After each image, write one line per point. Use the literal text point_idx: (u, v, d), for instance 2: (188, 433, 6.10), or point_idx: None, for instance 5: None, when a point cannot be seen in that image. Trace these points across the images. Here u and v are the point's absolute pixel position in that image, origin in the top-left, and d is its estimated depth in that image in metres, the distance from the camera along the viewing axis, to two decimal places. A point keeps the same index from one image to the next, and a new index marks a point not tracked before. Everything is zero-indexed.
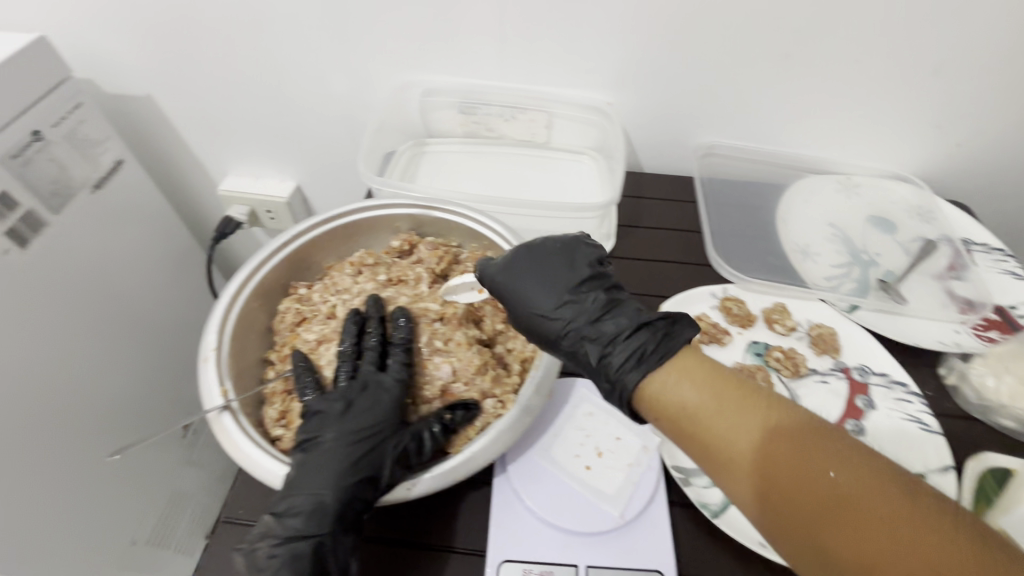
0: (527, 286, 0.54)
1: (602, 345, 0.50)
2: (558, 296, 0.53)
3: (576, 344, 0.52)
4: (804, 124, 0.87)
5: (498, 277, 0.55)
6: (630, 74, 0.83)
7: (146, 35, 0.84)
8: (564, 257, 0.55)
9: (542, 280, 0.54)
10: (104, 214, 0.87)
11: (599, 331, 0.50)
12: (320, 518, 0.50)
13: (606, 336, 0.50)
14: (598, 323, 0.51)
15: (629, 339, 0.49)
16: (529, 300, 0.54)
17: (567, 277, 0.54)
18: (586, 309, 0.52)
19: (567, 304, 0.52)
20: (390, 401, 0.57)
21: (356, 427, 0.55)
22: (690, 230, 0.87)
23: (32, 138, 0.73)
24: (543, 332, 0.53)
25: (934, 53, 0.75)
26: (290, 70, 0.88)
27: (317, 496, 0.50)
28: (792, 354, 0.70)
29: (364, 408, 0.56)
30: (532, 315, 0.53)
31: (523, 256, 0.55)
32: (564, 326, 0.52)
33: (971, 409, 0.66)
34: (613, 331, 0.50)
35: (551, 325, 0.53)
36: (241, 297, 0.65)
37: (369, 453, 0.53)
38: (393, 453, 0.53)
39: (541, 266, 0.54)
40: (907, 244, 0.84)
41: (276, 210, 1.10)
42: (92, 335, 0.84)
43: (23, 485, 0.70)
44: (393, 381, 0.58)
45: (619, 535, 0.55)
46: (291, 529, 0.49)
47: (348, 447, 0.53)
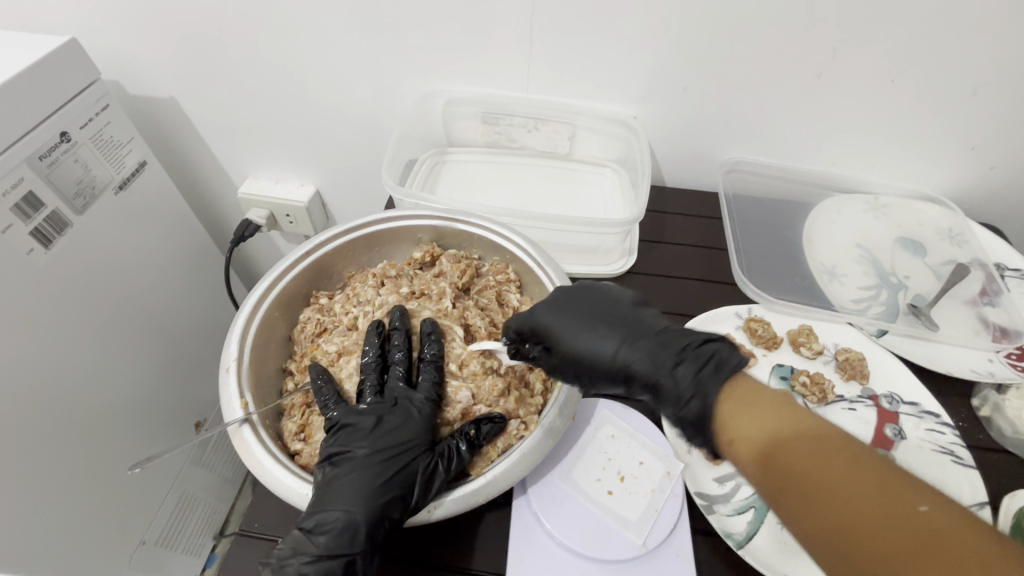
0: (570, 323, 0.55)
1: (662, 364, 0.50)
2: (601, 330, 0.54)
3: (634, 372, 0.51)
4: (833, 142, 0.85)
5: (538, 320, 0.56)
6: (657, 88, 0.82)
7: (174, 39, 0.84)
8: (593, 295, 0.58)
9: (580, 319, 0.55)
10: (127, 215, 0.87)
11: (655, 353, 0.51)
12: (353, 538, 0.49)
13: (664, 358, 0.50)
14: (652, 345, 0.52)
15: (687, 359, 0.49)
16: (575, 338, 0.54)
17: (604, 310, 0.56)
18: (635, 336, 0.53)
19: (615, 334, 0.53)
20: (420, 419, 0.57)
21: (388, 445, 0.54)
22: (714, 247, 0.86)
23: (60, 139, 0.73)
24: (592, 368, 0.53)
25: (974, 73, 0.73)
26: (314, 76, 0.88)
27: (350, 513, 0.50)
28: (819, 380, 0.69)
29: (393, 426, 0.56)
30: (581, 350, 0.54)
31: (554, 300, 0.58)
32: (618, 354, 0.52)
33: (1007, 442, 0.64)
34: (669, 353, 0.50)
35: (603, 356, 0.53)
36: (263, 306, 0.65)
37: (401, 471, 0.53)
38: (425, 473, 0.53)
39: (574, 309, 0.56)
40: (938, 268, 0.82)
41: (295, 214, 1.11)
42: (112, 336, 0.84)
43: (39, 486, 0.70)
44: (422, 399, 0.58)
45: (640, 564, 0.54)
46: (323, 548, 0.48)
47: (381, 465, 0.53)
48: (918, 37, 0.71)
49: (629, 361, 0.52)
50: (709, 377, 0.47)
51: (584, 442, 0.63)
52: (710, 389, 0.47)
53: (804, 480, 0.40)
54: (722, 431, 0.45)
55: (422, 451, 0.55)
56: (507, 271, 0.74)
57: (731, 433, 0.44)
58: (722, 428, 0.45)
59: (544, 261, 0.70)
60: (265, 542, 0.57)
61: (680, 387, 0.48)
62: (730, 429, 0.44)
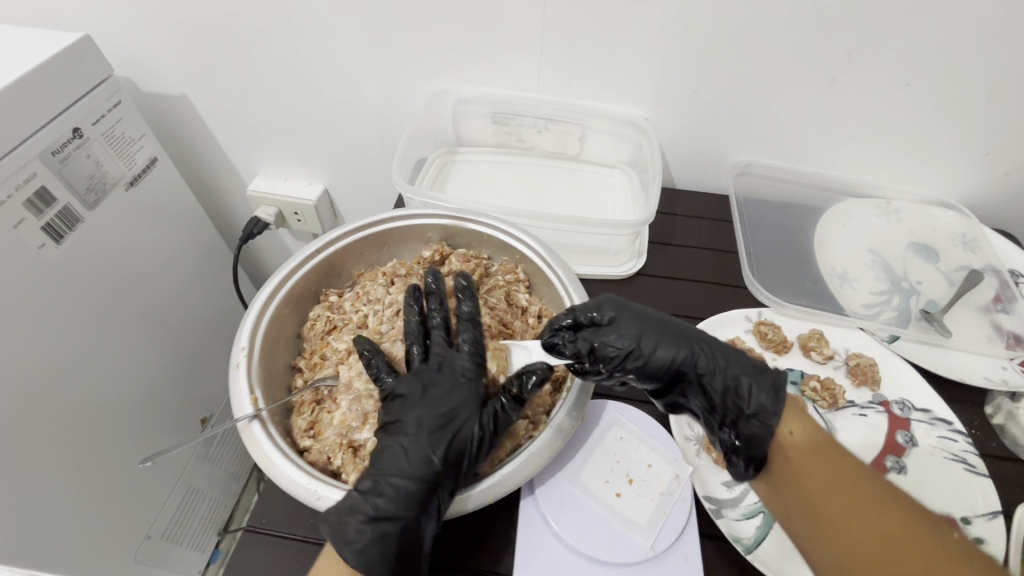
0: (643, 335, 0.57)
1: (737, 378, 0.55)
2: (675, 333, 0.57)
3: (700, 375, 0.56)
4: (845, 146, 0.85)
5: (609, 330, 0.57)
6: (667, 90, 0.82)
7: (186, 37, 0.84)
8: (647, 309, 0.60)
9: (652, 320, 0.58)
10: (137, 211, 0.88)
11: (723, 360, 0.56)
12: (408, 503, 0.49)
13: (731, 365, 0.55)
14: (721, 351, 0.57)
15: (750, 367, 0.55)
16: (651, 337, 0.57)
17: (666, 324, 0.58)
18: (705, 342, 0.57)
19: (686, 339, 0.57)
20: (470, 383, 0.55)
21: (440, 408, 0.53)
22: (724, 249, 0.86)
23: (73, 135, 0.74)
24: (660, 366, 0.56)
25: (989, 77, 0.72)
26: (325, 75, 0.88)
27: (407, 478, 0.50)
28: (830, 385, 0.68)
29: (442, 391, 0.54)
30: (655, 349, 0.56)
31: (617, 310, 0.59)
32: (690, 357, 0.56)
33: (1021, 451, 0.63)
34: (735, 361, 0.56)
35: (676, 357, 0.56)
36: (274, 303, 0.65)
37: (455, 438, 0.52)
38: (477, 438, 0.52)
39: (644, 311, 0.59)
40: (951, 274, 0.81)
41: (304, 213, 1.11)
42: (121, 331, 0.84)
43: (47, 480, 0.71)
44: (468, 360, 0.57)
45: (649, 567, 0.54)
46: (383, 511, 0.48)
47: (435, 430, 0.52)
48: (933, 40, 0.70)
49: (700, 365, 0.56)
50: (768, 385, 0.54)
51: (593, 443, 0.62)
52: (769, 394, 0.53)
53: (838, 484, 0.48)
54: (781, 424, 0.52)
55: (474, 415, 0.54)
56: (516, 270, 0.74)
57: (789, 428, 0.52)
58: (783, 422, 0.53)
59: (555, 262, 0.69)
60: (271, 538, 0.57)
61: (742, 392, 0.54)
62: (788, 424, 0.52)
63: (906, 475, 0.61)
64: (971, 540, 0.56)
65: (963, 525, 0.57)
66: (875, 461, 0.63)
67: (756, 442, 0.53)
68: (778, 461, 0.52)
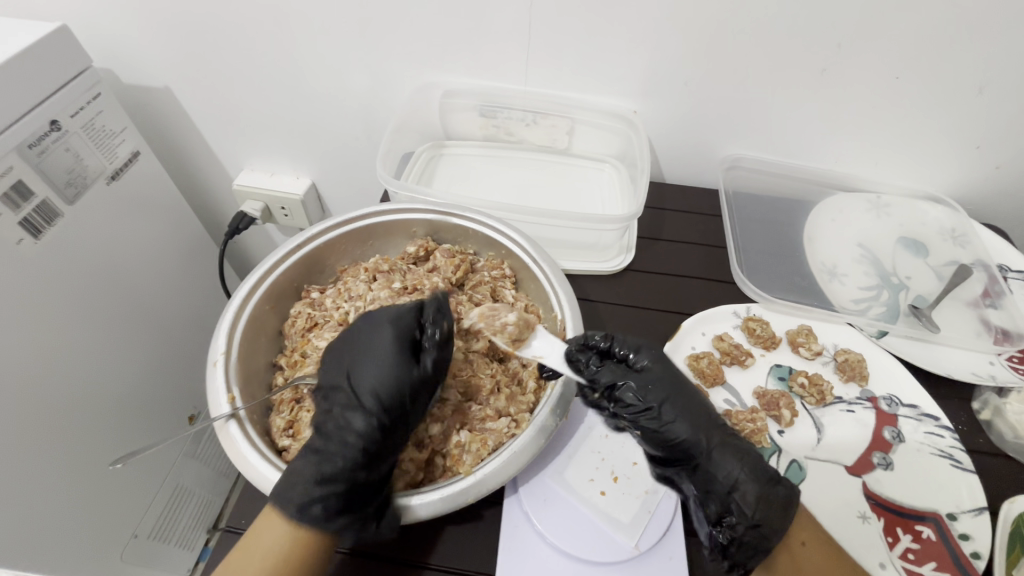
0: (664, 415, 0.54)
1: (745, 495, 0.51)
2: (702, 413, 0.55)
3: (709, 466, 0.53)
4: (838, 140, 0.84)
5: (631, 396, 0.56)
6: (657, 83, 0.81)
7: (168, 27, 0.82)
8: (686, 388, 0.57)
9: (683, 391, 0.56)
10: (119, 205, 0.86)
11: (743, 462, 0.52)
12: (356, 465, 0.50)
13: (746, 470, 0.52)
14: (741, 453, 0.53)
15: (764, 476, 0.52)
16: (674, 408, 0.55)
17: (698, 412, 0.55)
18: (729, 438, 0.54)
19: (711, 426, 0.54)
20: (389, 336, 0.56)
21: (365, 371, 0.54)
22: (713, 244, 0.85)
23: (50, 127, 0.72)
24: (670, 440, 0.54)
25: (980, 70, 0.72)
26: (311, 66, 0.86)
27: (353, 443, 0.51)
28: (818, 381, 0.67)
29: (364, 351, 0.56)
30: (670, 422, 0.54)
31: (651, 380, 0.56)
32: (706, 444, 0.53)
33: (1008, 447, 0.63)
34: (755, 465, 0.52)
35: (692, 438, 0.53)
36: (253, 299, 0.63)
37: (386, 389, 0.53)
38: (399, 387, 0.53)
39: (680, 379, 0.57)
40: (940, 268, 0.81)
41: (291, 207, 1.09)
42: (104, 328, 0.83)
43: (28, 480, 0.69)
44: (389, 316, 0.58)
45: (633, 566, 0.53)
46: (326, 475, 0.49)
47: (367, 393, 0.53)
48: (926, 33, 0.69)
49: (712, 455, 0.53)
50: (779, 499, 0.51)
51: (576, 441, 0.62)
52: (773, 516, 0.50)
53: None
54: (793, 533, 0.53)
55: (397, 367, 0.54)
56: (502, 266, 0.73)
57: (801, 538, 0.53)
58: (795, 531, 0.54)
59: (541, 258, 0.69)
60: None
61: (745, 500, 0.51)
62: (799, 534, 0.53)
63: (892, 471, 0.61)
64: (956, 536, 0.56)
65: (948, 521, 0.57)
66: (863, 457, 0.62)
67: (744, 548, 0.51)
68: (784, 567, 0.52)
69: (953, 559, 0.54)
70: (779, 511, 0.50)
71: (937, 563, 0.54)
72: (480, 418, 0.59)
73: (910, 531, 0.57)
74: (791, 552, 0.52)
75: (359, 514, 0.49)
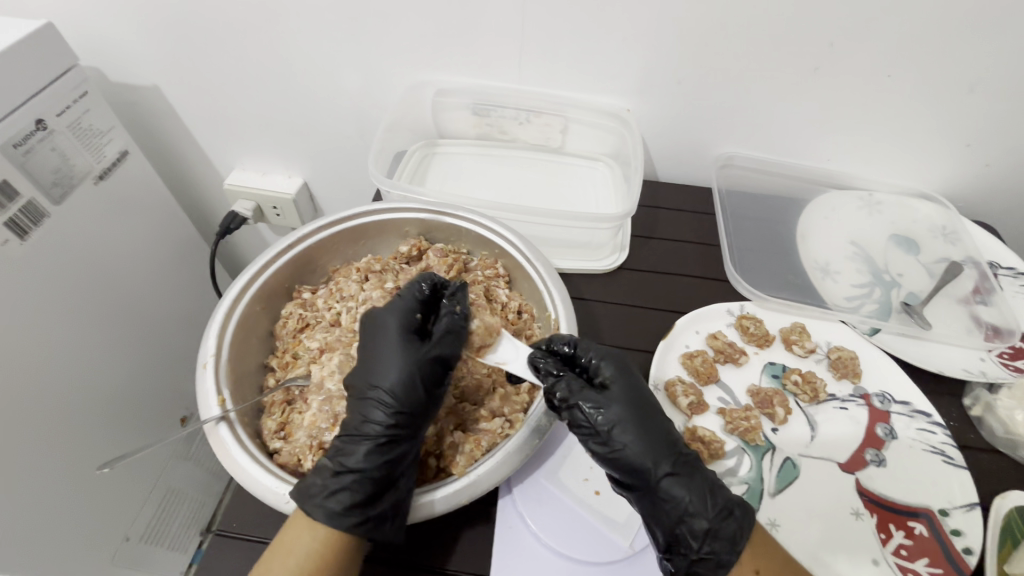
0: (617, 438, 0.52)
1: (691, 525, 0.50)
2: (655, 439, 0.52)
3: (658, 495, 0.51)
4: (831, 138, 0.84)
5: (583, 417, 0.53)
6: (651, 81, 0.81)
7: (157, 26, 0.81)
8: (642, 410, 0.54)
9: (641, 411, 0.53)
10: (107, 205, 0.85)
11: (695, 494, 0.50)
12: (368, 455, 0.51)
13: (697, 503, 0.50)
14: (693, 482, 0.51)
15: (716, 511, 0.50)
16: (628, 433, 0.52)
17: (651, 437, 0.52)
18: (683, 465, 0.52)
19: (665, 454, 0.52)
20: (394, 327, 0.56)
21: (376, 363, 0.55)
22: (707, 242, 0.85)
23: (36, 126, 0.70)
24: (621, 464, 0.52)
25: (972, 68, 0.72)
26: (302, 65, 0.86)
27: (369, 435, 0.52)
28: (811, 378, 0.68)
29: (374, 346, 0.56)
30: (621, 446, 0.52)
31: (605, 401, 0.53)
32: (657, 473, 0.51)
33: (999, 443, 0.64)
34: (708, 498, 0.50)
35: (643, 466, 0.51)
36: (243, 300, 0.63)
37: (388, 378, 0.53)
38: (407, 374, 0.53)
39: (640, 399, 0.54)
40: (931, 266, 0.82)
41: (282, 206, 1.08)
42: (93, 330, 0.82)
43: (17, 483, 0.68)
44: (392, 308, 0.58)
45: (627, 566, 0.53)
46: (347, 466, 0.51)
47: (379, 385, 0.53)
48: (917, 31, 0.69)
49: (663, 485, 0.51)
50: (727, 533, 0.49)
51: (571, 441, 0.62)
52: (724, 546, 0.49)
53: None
54: (744, 563, 0.50)
55: (399, 357, 0.54)
56: (496, 266, 0.73)
57: (754, 567, 0.50)
58: (749, 559, 0.50)
59: (535, 257, 0.68)
60: (243, 541, 0.55)
61: (694, 532, 0.50)
62: (752, 562, 0.50)
63: (885, 468, 0.61)
64: (948, 532, 0.56)
65: (940, 517, 0.57)
66: (856, 455, 0.62)
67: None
68: None
69: (945, 554, 0.55)
70: (726, 544, 0.49)
71: (930, 559, 0.54)
72: (475, 418, 0.59)
73: (903, 528, 0.57)
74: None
75: (373, 509, 0.49)
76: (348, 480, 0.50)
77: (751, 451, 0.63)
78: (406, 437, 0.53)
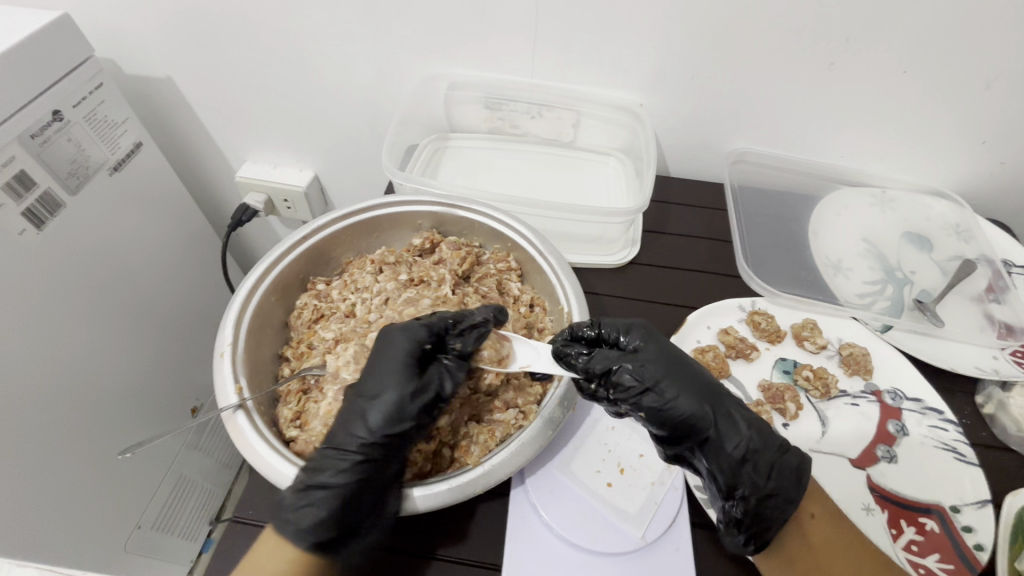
0: (670, 391, 0.52)
1: (755, 453, 0.52)
2: (697, 383, 0.53)
3: (718, 435, 0.52)
4: (845, 133, 0.84)
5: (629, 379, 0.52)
6: (665, 74, 0.80)
7: (170, 18, 0.82)
8: (676, 360, 0.54)
9: (681, 372, 0.53)
10: (120, 196, 0.85)
11: (745, 447, 0.52)
12: (340, 471, 0.50)
13: (754, 437, 0.52)
14: (739, 414, 0.53)
15: (764, 433, 0.53)
16: (674, 383, 0.52)
17: (695, 382, 0.53)
18: (726, 402, 0.53)
19: (713, 395, 0.53)
20: (399, 348, 0.54)
21: (376, 387, 0.53)
22: (719, 238, 0.85)
23: (52, 117, 0.71)
24: (677, 417, 0.51)
25: (988, 65, 0.71)
26: (315, 59, 0.86)
27: (352, 451, 0.50)
28: (823, 373, 0.68)
29: (378, 360, 0.54)
30: (675, 396, 0.52)
31: (645, 360, 0.53)
32: (712, 413, 0.52)
33: (1011, 441, 0.64)
34: (756, 450, 0.52)
35: (696, 409, 0.51)
36: (259, 290, 0.63)
37: (385, 394, 0.52)
38: (395, 403, 0.51)
39: (673, 352, 0.55)
40: (944, 263, 0.81)
41: (293, 199, 1.09)
42: (110, 323, 0.84)
43: (34, 469, 0.69)
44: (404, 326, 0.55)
45: (640, 559, 0.53)
46: (317, 481, 0.49)
47: (376, 396, 0.52)
48: (934, 26, 0.69)
49: (722, 424, 0.52)
50: (789, 466, 0.52)
51: (582, 434, 0.63)
52: (784, 471, 0.52)
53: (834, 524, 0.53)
54: (805, 506, 0.54)
55: (400, 378, 0.52)
56: (508, 259, 0.73)
57: (811, 511, 0.53)
58: (807, 503, 0.54)
59: (548, 252, 0.68)
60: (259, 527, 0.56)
61: (757, 469, 0.52)
62: (811, 506, 0.54)
63: (896, 464, 0.61)
64: (960, 529, 0.56)
65: (952, 513, 0.58)
66: (867, 451, 0.63)
67: (759, 518, 0.51)
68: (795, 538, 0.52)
69: (956, 549, 0.55)
70: (790, 477, 0.52)
71: (941, 555, 0.55)
72: (489, 409, 0.59)
73: (914, 524, 0.57)
74: (801, 525, 0.53)
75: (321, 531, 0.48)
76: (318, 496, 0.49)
77: None
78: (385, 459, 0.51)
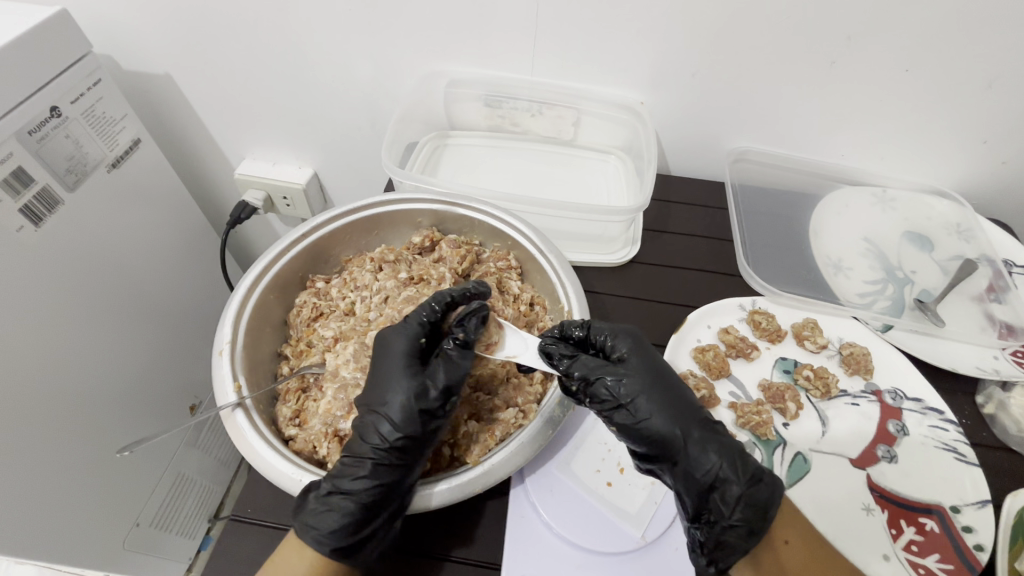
0: (642, 409, 0.52)
1: (725, 484, 0.50)
2: (676, 406, 0.52)
3: (688, 460, 0.51)
4: (846, 133, 0.83)
5: (604, 391, 0.53)
6: (666, 73, 0.80)
7: (168, 14, 0.81)
8: (658, 379, 0.54)
9: (661, 392, 0.53)
10: (118, 193, 0.84)
11: (716, 476, 0.50)
12: (361, 479, 0.50)
13: (727, 467, 0.50)
14: (717, 442, 0.51)
15: (744, 466, 0.51)
16: (649, 401, 0.52)
17: (673, 404, 0.52)
18: (705, 428, 0.52)
19: (689, 418, 0.52)
20: (401, 351, 0.54)
21: (384, 394, 0.52)
22: (720, 237, 0.84)
23: (51, 114, 0.71)
24: (647, 436, 0.51)
25: (991, 64, 0.71)
26: (314, 55, 0.86)
27: (369, 458, 0.50)
28: (823, 373, 0.68)
29: (382, 365, 0.54)
30: (647, 415, 0.52)
31: (625, 374, 0.53)
32: (684, 437, 0.51)
33: (1012, 441, 0.63)
34: (729, 482, 0.50)
35: (667, 431, 0.51)
36: (259, 288, 0.63)
37: (395, 402, 0.51)
38: (406, 405, 0.51)
39: (658, 368, 0.55)
40: (945, 262, 0.81)
41: (292, 197, 1.08)
42: (109, 321, 0.83)
43: (32, 466, 0.69)
44: (399, 329, 0.56)
45: (640, 558, 0.53)
46: (341, 488, 0.50)
47: (385, 403, 0.52)
48: (935, 25, 0.68)
49: (693, 450, 0.51)
50: (760, 500, 0.50)
51: (583, 433, 0.62)
52: (759, 507, 0.50)
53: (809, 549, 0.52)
54: (777, 531, 0.53)
55: (407, 381, 0.52)
56: (508, 257, 0.73)
57: (784, 537, 0.53)
58: (779, 528, 0.53)
59: (548, 250, 0.68)
60: (258, 527, 0.56)
61: (725, 500, 0.50)
62: (783, 531, 0.53)
63: (896, 464, 0.61)
64: (960, 529, 0.56)
65: (952, 514, 0.57)
66: (867, 450, 0.63)
67: (722, 547, 0.50)
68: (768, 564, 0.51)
69: (956, 550, 0.55)
70: (759, 512, 0.50)
71: (941, 555, 0.55)
72: (489, 408, 0.59)
73: (914, 523, 0.57)
74: (775, 551, 0.52)
75: (346, 536, 0.49)
76: (342, 502, 0.49)
77: (762, 446, 0.63)
78: (405, 464, 0.51)
